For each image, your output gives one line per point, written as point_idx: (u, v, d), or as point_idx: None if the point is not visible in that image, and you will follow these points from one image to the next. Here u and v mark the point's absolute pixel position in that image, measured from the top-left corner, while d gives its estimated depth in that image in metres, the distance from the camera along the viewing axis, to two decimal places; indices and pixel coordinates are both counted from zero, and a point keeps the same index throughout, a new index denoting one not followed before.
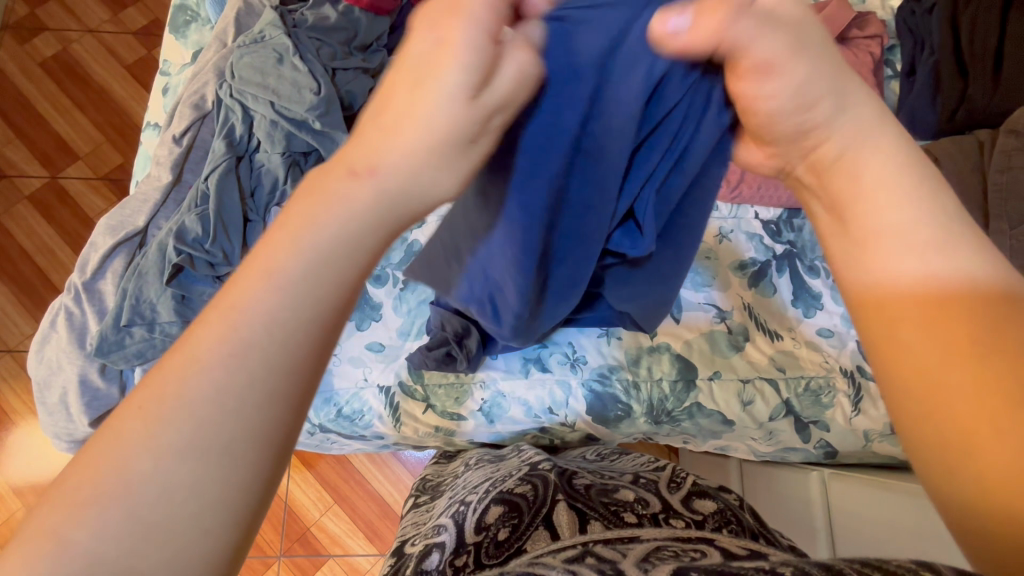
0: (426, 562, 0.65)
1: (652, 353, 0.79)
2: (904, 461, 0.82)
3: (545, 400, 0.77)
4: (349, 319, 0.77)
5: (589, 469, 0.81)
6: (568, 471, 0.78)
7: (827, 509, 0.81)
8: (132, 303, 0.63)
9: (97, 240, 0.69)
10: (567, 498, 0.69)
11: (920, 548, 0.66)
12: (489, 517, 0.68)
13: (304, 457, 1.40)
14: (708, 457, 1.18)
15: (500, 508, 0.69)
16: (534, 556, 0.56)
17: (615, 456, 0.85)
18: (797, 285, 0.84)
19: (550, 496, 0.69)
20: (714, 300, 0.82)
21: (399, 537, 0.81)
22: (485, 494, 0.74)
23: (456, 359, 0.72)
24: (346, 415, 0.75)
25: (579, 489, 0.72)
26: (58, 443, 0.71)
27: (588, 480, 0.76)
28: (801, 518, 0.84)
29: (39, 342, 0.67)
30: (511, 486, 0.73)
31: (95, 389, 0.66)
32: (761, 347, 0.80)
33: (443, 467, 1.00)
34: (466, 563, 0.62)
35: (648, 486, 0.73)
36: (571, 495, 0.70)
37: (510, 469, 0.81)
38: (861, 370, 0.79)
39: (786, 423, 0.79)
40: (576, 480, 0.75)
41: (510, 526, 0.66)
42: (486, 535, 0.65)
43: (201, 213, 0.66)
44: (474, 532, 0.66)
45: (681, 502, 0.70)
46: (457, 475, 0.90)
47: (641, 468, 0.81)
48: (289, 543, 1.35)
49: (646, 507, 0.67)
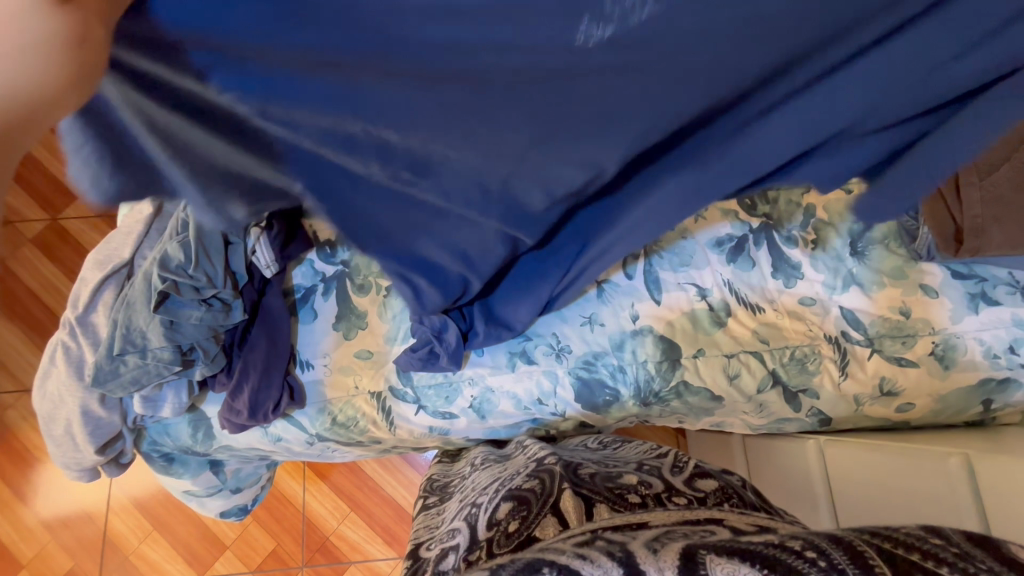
0: (443, 564, 0.67)
1: (635, 336, 0.80)
2: (900, 422, 0.82)
3: (533, 392, 0.79)
4: (337, 328, 0.79)
5: (596, 461, 0.81)
6: (573, 463, 0.78)
7: (823, 477, 0.81)
8: (124, 332, 0.65)
9: (86, 276, 0.71)
10: (573, 487, 0.68)
11: (916, 507, 0.65)
12: (498, 513, 0.68)
13: (318, 469, 1.43)
14: (712, 435, 1.19)
15: (509, 504, 0.69)
16: (545, 543, 0.50)
17: (617, 445, 0.87)
18: (775, 256, 0.84)
19: (557, 487, 0.69)
20: (692, 279, 0.83)
21: (413, 540, 0.83)
22: (495, 494, 0.74)
23: (439, 355, 0.74)
24: (341, 422, 0.77)
25: (587, 479, 0.72)
26: (68, 473, 0.75)
27: (595, 471, 0.76)
28: (804, 488, 0.85)
29: (41, 377, 0.69)
30: (519, 483, 0.74)
31: (98, 418, 0.70)
32: (743, 321, 0.81)
33: (448, 471, 1.01)
34: (479, 556, 0.62)
35: (655, 473, 0.74)
36: (578, 483, 0.70)
37: (519, 467, 0.81)
38: (845, 335, 0.80)
39: (775, 394, 0.79)
40: (581, 471, 0.75)
41: (519, 517, 0.65)
42: (498, 530, 0.65)
43: (182, 241, 0.68)
44: (486, 529, 0.67)
45: (684, 484, 0.70)
46: (463, 476, 0.92)
47: (644, 457, 0.81)
48: (311, 554, 1.38)
49: (652, 491, 0.67)
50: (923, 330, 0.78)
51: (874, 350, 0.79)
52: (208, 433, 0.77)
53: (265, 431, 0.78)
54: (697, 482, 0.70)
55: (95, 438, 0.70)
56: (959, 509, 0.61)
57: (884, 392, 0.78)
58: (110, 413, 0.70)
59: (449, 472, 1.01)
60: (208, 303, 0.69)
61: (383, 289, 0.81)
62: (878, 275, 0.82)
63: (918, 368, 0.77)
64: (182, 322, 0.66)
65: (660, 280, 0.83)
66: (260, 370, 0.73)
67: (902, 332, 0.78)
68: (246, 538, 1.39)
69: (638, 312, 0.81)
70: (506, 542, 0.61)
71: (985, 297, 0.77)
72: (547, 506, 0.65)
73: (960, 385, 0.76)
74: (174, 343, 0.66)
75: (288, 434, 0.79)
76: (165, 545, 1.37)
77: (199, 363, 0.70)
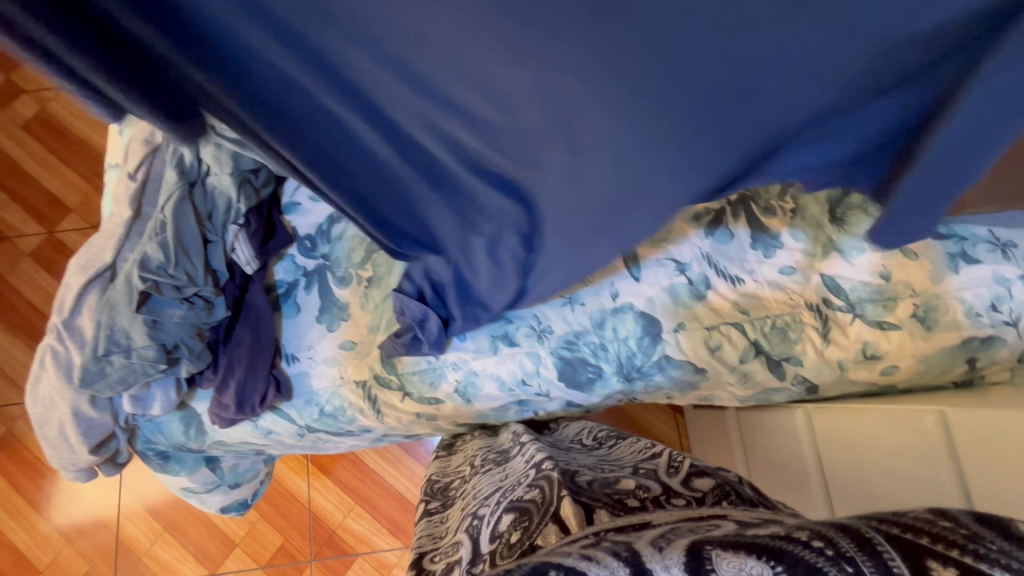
0: None
1: (615, 314, 0.80)
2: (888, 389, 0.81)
3: (517, 373, 0.80)
4: (320, 321, 0.80)
5: (588, 463, 0.78)
6: (567, 467, 0.72)
7: (822, 460, 0.79)
8: (108, 333, 0.66)
9: (71, 280, 0.72)
10: (572, 493, 0.61)
11: (922, 475, 0.63)
12: (503, 525, 0.62)
13: (321, 464, 1.45)
14: (707, 411, 1.19)
15: (512, 516, 0.62)
16: (549, 550, 0.42)
17: (615, 441, 0.84)
18: (754, 227, 0.84)
19: (556, 494, 0.61)
20: (671, 253, 0.83)
21: (416, 549, 0.78)
22: (492, 508, 0.68)
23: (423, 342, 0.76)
24: (329, 413, 0.79)
25: (587, 483, 0.66)
26: (67, 474, 0.77)
27: (590, 474, 0.70)
28: (797, 459, 0.85)
29: (33, 381, 0.71)
30: (514, 492, 0.68)
31: (90, 419, 0.71)
32: (723, 294, 0.81)
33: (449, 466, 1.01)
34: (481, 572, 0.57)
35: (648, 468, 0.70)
36: (576, 486, 0.64)
37: (512, 475, 0.76)
38: (827, 302, 0.80)
39: (758, 363, 0.79)
40: (576, 474, 0.69)
41: (521, 528, 0.59)
42: (500, 542, 0.60)
43: (161, 242, 0.69)
44: (490, 541, 0.62)
45: (681, 486, 0.64)
46: (467, 478, 0.90)
47: (636, 452, 0.77)
48: (318, 547, 1.40)
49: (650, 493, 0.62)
50: (904, 292, 0.77)
51: (856, 315, 0.78)
52: (201, 430, 0.78)
53: (255, 424, 0.79)
54: (691, 479, 0.64)
55: (88, 437, 0.72)
56: (948, 482, 0.60)
57: (867, 355, 0.78)
58: (101, 414, 0.72)
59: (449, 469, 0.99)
60: (190, 301, 0.71)
61: (364, 280, 0.82)
62: (858, 240, 0.81)
63: (899, 330, 0.77)
64: (164, 321, 0.68)
65: (638, 256, 0.83)
66: (245, 364, 0.74)
67: (884, 295, 0.78)
68: (255, 536, 1.41)
69: (618, 290, 0.81)
70: (509, 556, 0.55)
71: (964, 256, 0.77)
72: (549, 513, 0.59)
73: (943, 345, 0.76)
74: (158, 342, 0.67)
75: (278, 426, 0.80)
76: (176, 546, 1.40)
77: (185, 360, 0.72)
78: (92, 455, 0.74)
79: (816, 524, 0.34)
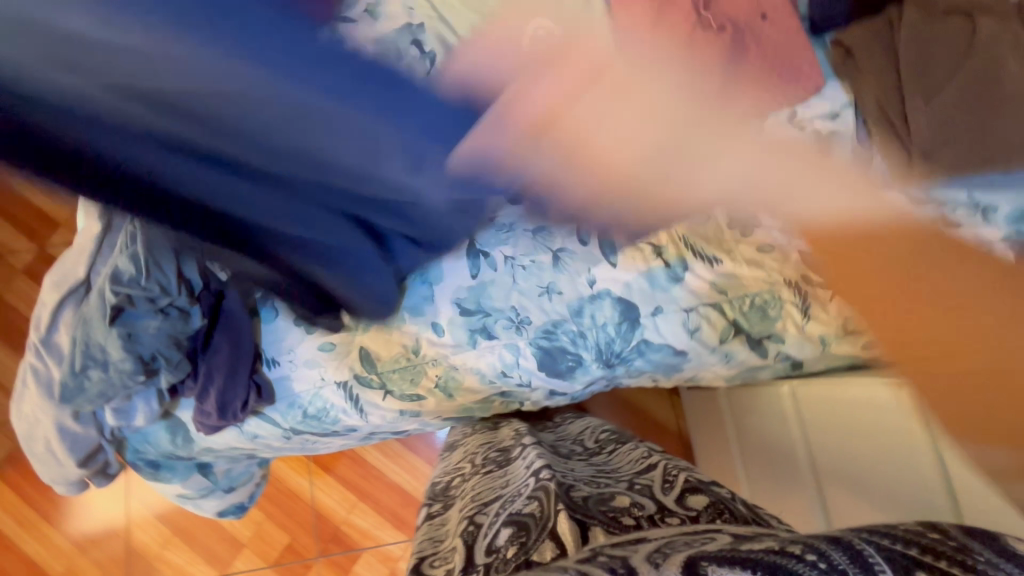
0: None
1: (593, 301, 0.80)
2: None
3: (497, 365, 0.80)
4: (298, 324, 0.80)
5: (590, 472, 0.72)
6: (565, 478, 0.66)
7: (835, 451, 0.75)
8: (84, 348, 0.67)
9: (45, 297, 0.72)
10: (569, 508, 0.54)
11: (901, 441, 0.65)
12: (495, 540, 0.55)
13: (323, 462, 1.47)
14: (700, 391, 1.19)
15: (509, 530, 0.54)
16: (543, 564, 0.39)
17: (613, 448, 0.81)
18: (730, 205, 0.83)
19: (553, 508, 0.54)
20: (647, 237, 0.82)
21: (415, 553, 0.69)
22: (483, 521, 0.62)
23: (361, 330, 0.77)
24: (312, 415, 0.80)
25: (584, 495, 0.60)
26: (60, 487, 0.78)
27: (586, 486, 0.64)
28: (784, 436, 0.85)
29: (17, 399, 0.72)
30: (506, 506, 0.61)
31: (75, 433, 0.72)
32: (701, 275, 0.80)
33: (452, 468, 0.98)
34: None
35: (649, 478, 0.65)
36: (571, 498, 0.58)
37: (509, 486, 0.70)
38: (806, 277, 0.79)
39: (738, 343, 0.79)
40: (573, 486, 0.63)
41: (518, 544, 0.51)
42: (497, 557, 0.52)
43: (131, 254, 0.67)
44: (485, 553, 0.54)
45: (679, 501, 0.57)
46: (466, 478, 0.88)
47: (638, 463, 0.71)
48: (324, 544, 1.42)
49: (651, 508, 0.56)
50: None
51: (835, 289, 0.78)
52: (191, 438, 0.80)
53: (240, 429, 0.80)
54: (691, 490, 0.58)
55: (75, 451, 0.73)
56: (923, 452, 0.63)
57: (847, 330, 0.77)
58: (86, 427, 0.73)
59: (452, 474, 0.96)
60: (164, 312, 0.71)
61: None
62: None
63: None
64: (139, 333, 0.68)
65: (613, 241, 0.82)
66: (224, 372, 0.74)
67: None
68: (262, 536, 1.43)
69: (595, 276, 0.81)
70: (503, 572, 0.48)
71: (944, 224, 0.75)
72: (544, 527, 0.52)
73: None
74: (134, 355, 0.68)
75: (263, 430, 0.81)
76: (185, 549, 1.43)
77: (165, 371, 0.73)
78: (81, 468, 0.75)
79: (805, 537, 0.34)
